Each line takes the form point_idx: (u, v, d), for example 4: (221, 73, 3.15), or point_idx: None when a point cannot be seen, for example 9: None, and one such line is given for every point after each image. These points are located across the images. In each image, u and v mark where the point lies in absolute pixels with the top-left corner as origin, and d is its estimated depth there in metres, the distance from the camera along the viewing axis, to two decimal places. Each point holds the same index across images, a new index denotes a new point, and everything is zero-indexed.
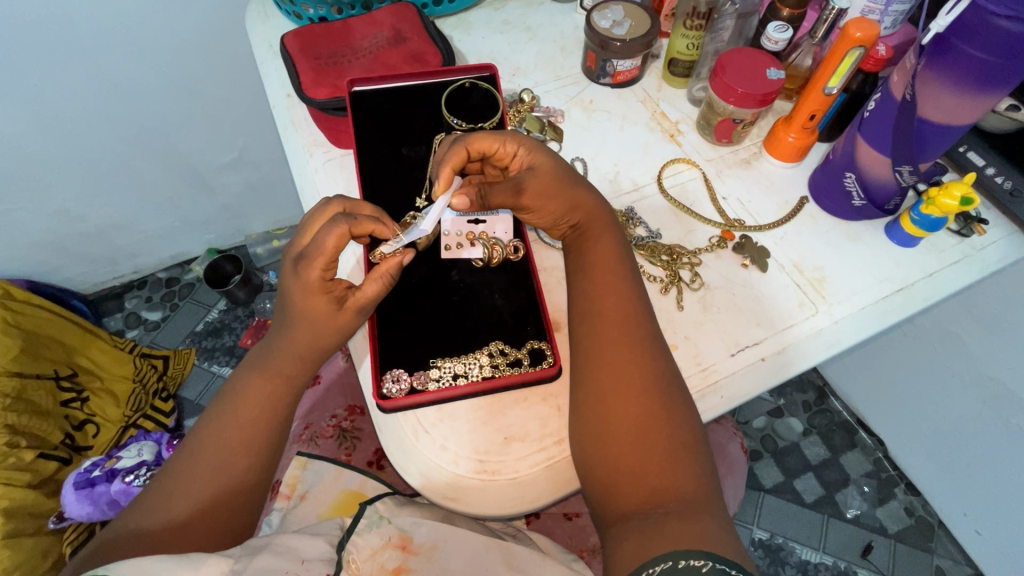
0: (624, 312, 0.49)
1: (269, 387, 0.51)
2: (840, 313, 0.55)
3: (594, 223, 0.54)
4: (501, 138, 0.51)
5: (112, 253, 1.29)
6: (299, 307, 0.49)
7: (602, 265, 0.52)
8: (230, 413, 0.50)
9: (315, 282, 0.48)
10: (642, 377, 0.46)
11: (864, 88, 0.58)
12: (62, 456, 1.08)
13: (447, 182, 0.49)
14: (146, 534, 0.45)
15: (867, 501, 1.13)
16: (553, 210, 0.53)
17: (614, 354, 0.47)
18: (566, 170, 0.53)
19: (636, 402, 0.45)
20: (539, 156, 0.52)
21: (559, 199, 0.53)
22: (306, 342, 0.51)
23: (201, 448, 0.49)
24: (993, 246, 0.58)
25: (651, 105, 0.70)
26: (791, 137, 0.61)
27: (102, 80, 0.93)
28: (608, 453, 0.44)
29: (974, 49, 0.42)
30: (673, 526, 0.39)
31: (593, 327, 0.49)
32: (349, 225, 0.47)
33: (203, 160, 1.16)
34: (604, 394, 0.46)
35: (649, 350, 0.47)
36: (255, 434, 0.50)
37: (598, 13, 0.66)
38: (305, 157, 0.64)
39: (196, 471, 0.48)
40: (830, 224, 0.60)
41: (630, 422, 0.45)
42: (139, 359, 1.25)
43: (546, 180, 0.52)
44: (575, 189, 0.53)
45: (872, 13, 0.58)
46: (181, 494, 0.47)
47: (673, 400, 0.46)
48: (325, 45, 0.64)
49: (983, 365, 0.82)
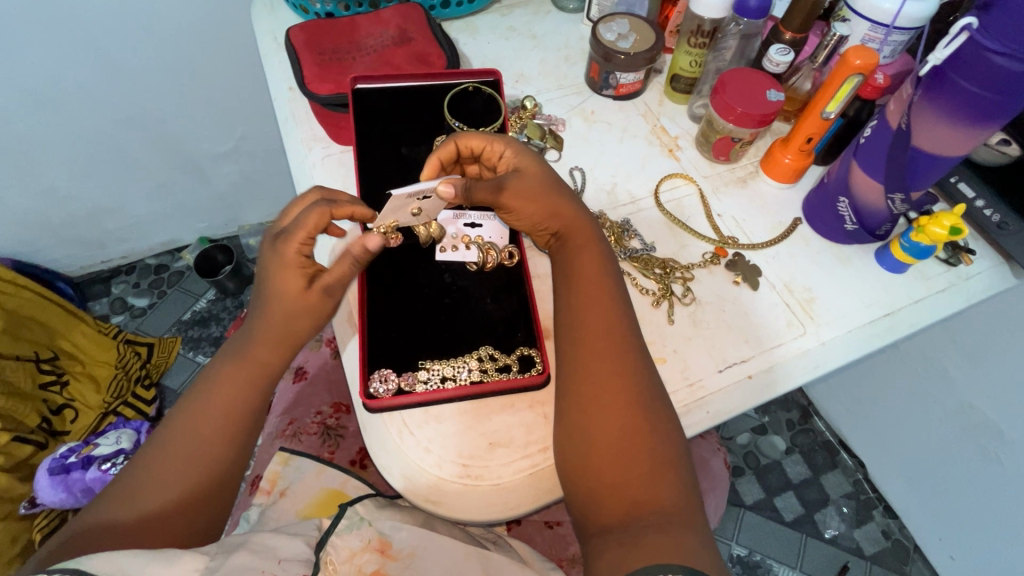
0: (607, 323, 0.49)
1: (243, 376, 0.51)
2: (827, 335, 0.55)
3: (578, 232, 0.54)
4: (490, 138, 0.53)
5: (101, 236, 1.28)
6: (272, 287, 0.50)
7: (589, 275, 0.52)
8: (205, 405, 0.50)
9: (291, 255, 0.49)
10: (623, 389, 0.46)
11: (861, 115, 0.59)
12: (38, 441, 1.07)
13: (433, 170, 0.51)
14: (117, 526, 0.44)
15: (845, 522, 1.14)
16: (534, 213, 0.53)
17: (598, 365, 0.47)
18: (552, 177, 0.54)
19: (617, 414, 0.45)
20: (526, 160, 0.53)
21: (539, 203, 0.53)
22: (283, 334, 0.51)
23: (172, 438, 0.48)
24: (979, 276, 0.59)
25: (652, 119, 0.70)
26: (787, 158, 0.62)
27: (102, 62, 0.93)
28: (590, 464, 0.44)
29: (968, 82, 0.43)
30: (655, 538, 0.39)
31: (579, 337, 0.49)
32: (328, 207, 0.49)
33: (200, 147, 1.15)
34: (587, 406, 0.46)
35: (632, 360, 0.48)
36: (226, 427, 0.49)
37: (603, 25, 0.67)
38: (304, 152, 0.64)
39: (170, 462, 0.47)
40: (821, 246, 0.61)
41: (612, 433, 0.45)
42: (122, 345, 1.23)
43: (529, 183, 0.53)
44: (560, 196, 0.54)
45: (872, 42, 0.60)
46: (155, 487, 0.46)
47: (655, 413, 0.46)
48: (330, 41, 0.64)
49: (963, 393, 0.83)
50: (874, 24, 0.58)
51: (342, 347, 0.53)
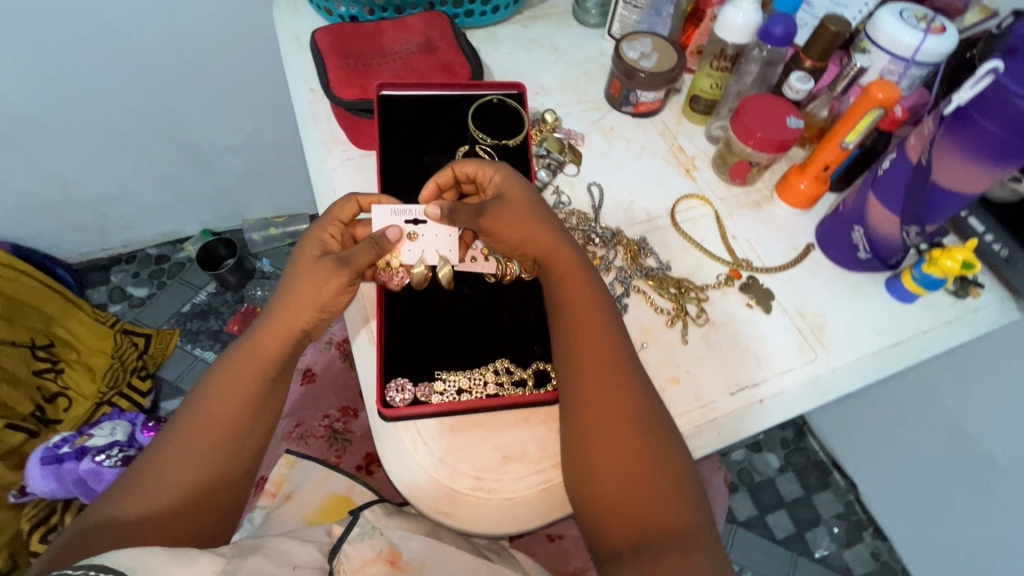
0: (601, 350, 0.48)
1: (244, 375, 0.49)
2: (837, 362, 0.56)
3: (560, 260, 0.51)
4: (481, 165, 0.54)
5: (103, 223, 1.27)
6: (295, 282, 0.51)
7: (579, 304, 0.50)
8: (202, 405, 0.48)
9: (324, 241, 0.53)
10: (621, 416, 0.46)
11: (878, 145, 0.60)
12: (30, 428, 1.06)
13: (430, 194, 0.56)
14: (116, 525, 0.43)
15: (835, 542, 1.15)
16: (513, 239, 0.51)
17: (593, 395, 0.46)
18: (536, 202, 0.52)
19: (620, 440, 0.45)
20: (511, 186, 0.53)
21: (520, 229, 0.51)
22: (284, 325, 0.51)
23: (168, 440, 0.47)
24: (985, 310, 0.60)
25: (670, 137, 0.71)
26: (802, 184, 0.63)
27: (115, 49, 0.92)
28: (595, 490, 0.44)
29: (991, 123, 0.44)
30: (667, 562, 0.40)
31: (574, 366, 0.48)
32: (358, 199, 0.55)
33: (208, 139, 1.15)
34: (588, 433, 0.45)
35: (628, 387, 0.47)
36: (223, 423, 0.48)
37: (626, 43, 0.67)
38: (324, 154, 0.64)
39: (168, 461, 0.46)
40: (833, 273, 0.62)
41: (615, 461, 0.44)
42: (120, 334, 1.21)
43: (512, 211, 0.51)
44: (545, 225, 0.51)
45: (891, 74, 0.61)
46: (153, 486, 0.45)
47: (658, 438, 0.45)
48: (355, 45, 0.64)
49: (958, 420, 0.84)
50: (894, 58, 0.59)
51: (353, 339, 0.54)
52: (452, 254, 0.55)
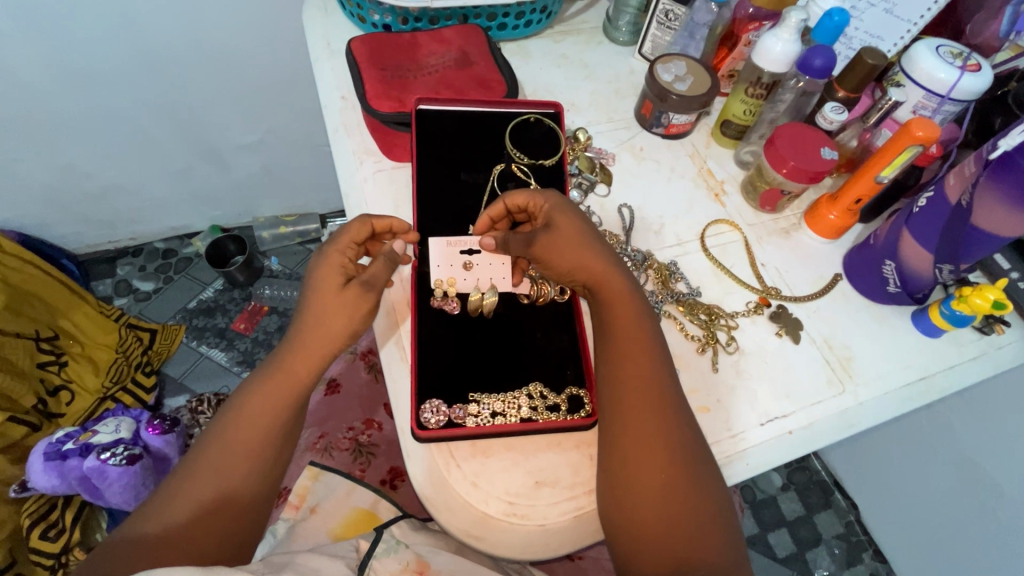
0: (647, 379, 0.48)
1: (278, 389, 0.49)
2: (864, 395, 0.56)
3: (609, 287, 0.51)
4: (534, 195, 0.55)
5: (111, 216, 1.25)
6: (319, 294, 0.50)
7: (624, 332, 0.50)
8: (237, 420, 0.48)
9: (337, 261, 0.51)
10: (660, 447, 0.45)
11: (909, 180, 0.62)
12: (31, 422, 1.03)
13: (484, 225, 0.58)
14: (152, 540, 0.43)
15: (835, 562, 1.15)
16: (564, 267, 0.52)
17: (637, 425, 0.46)
18: (585, 231, 0.52)
19: (660, 473, 0.45)
20: (561, 215, 0.53)
21: (570, 257, 0.51)
22: (313, 342, 0.50)
23: (201, 453, 0.47)
24: (1010, 346, 0.61)
25: (699, 160, 0.71)
26: (832, 215, 0.63)
27: (137, 44, 0.91)
28: (631, 521, 0.44)
29: None
30: None
31: (618, 394, 0.48)
32: (366, 220, 0.54)
33: (224, 136, 1.14)
34: (629, 463, 0.45)
35: (672, 419, 0.46)
36: (254, 440, 0.47)
37: (661, 66, 0.67)
38: (356, 164, 0.63)
39: (203, 476, 0.46)
40: (861, 304, 0.62)
41: (654, 493, 0.44)
42: (124, 329, 1.20)
43: (564, 239, 0.52)
44: (595, 253, 0.51)
45: (925, 109, 0.61)
46: (187, 501, 0.45)
47: (698, 473, 0.45)
48: (392, 56, 0.64)
49: (968, 449, 0.85)
50: (929, 93, 0.59)
51: (383, 357, 0.53)
52: (504, 282, 0.57)
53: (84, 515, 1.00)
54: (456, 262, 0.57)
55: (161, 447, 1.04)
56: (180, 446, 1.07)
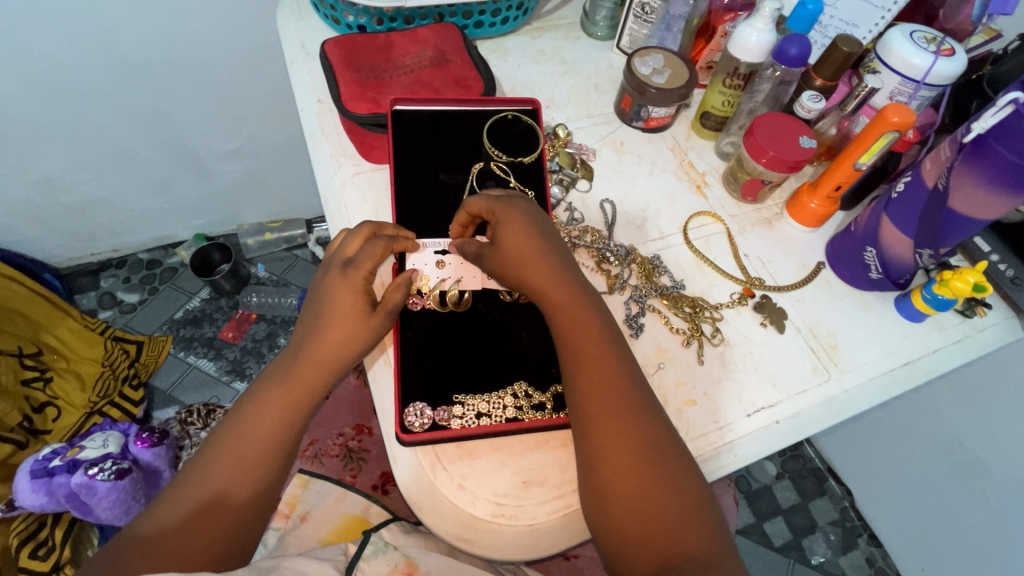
0: (608, 380, 0.48)
1: (282, 399, 0.48)
2: (850, 382, 0.56)
3: (555, 294, 0.51)
4: (488, 208, 0.54)
5: (93, 228, 1.24)
6: (333, 309, 0.50)
7: (579, 335, 0.50)
8: (233, 430, 0.48)
9: (359, 285, 0.50)
10: (635, 445, 0.45)
11: (888, 165, 0.62)
12: (18, 440, 1.02)
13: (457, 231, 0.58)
14: (141, 547, 0.43)
15: (831, 549, 1.16)
16: (510, 282, 0.53)
17: (603, 426, 0.46)
18: (536, 243, 0.52)
19: (636, 470, 0.44)
20: (508, 231, 0.52)
21: (513, 274, 0.52)
22: (315, 354, 0.49)
23: (198, 466, 0.47)
24: (992, 327, 0.61)
25: (680, 153, 0.71)
26: (814, 204, 0.63)
27: (111, 55, 0.90)
28: (611, 518, 0.43)
29: (1010, 150, 0.44)
30: None
31: (579, 397, 0.48)
32: (390, 243, 0.53)
33: (205, 145, 1.12)
34: (602, 462, 0.45)
35: (640, 418, 0.46)
36: (255, 449, 0.47)
37: (638, 59, 0.67)
38: (334, 168, 0.63)
39: (194, 486, 0.45)
40: (844, 292, 0.62)
41: (631, 490, 0.44)
42: (110, 342, 1.19)
43: (509, 247, 0.52)
44: (542, 258, 0.52)
45: (901, 95, 0.61)
46: (180, 506, 0.45)
47: (670, 468, 0.45)
48: (367, 58, 0.63)
49: (956, 432, 0.85)
50: (904, 79, 0.59)
51: (369, 366, 0.52)
52: (474, 280, 0.56)
53: (75, 532, 0.99)
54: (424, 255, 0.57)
55: (151, 461, 1.03)
56: (170, 458, 1.05)
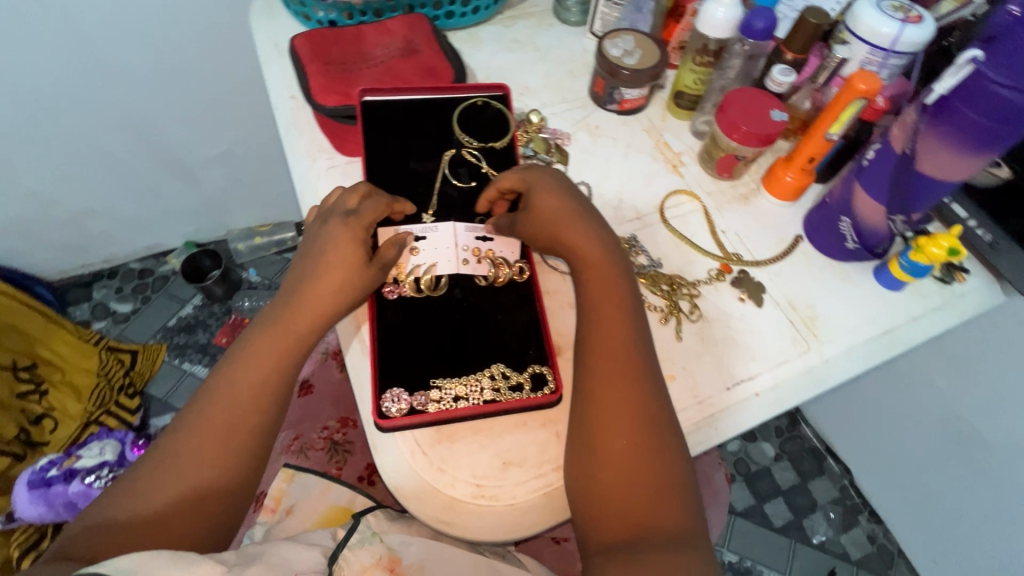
0: (622, 340, 0.49)
1: (264, 367, 0.48)
2: (829, 352, 0.57)
3: (589, 253, 0.52)
4: (519, 176, 0.56)
5: (83, 240, 1.23)
6: (328, 263, 0.50)
7: (602, 295, 0.51)
8: (213, 401, 0.47)
9: (359, 234, 0.51)
10: (633, 410, 0.46)
11: (861, 136, 0.61)
12: (15, 452, 1.03)
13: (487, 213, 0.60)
14: (122, 526, 0.41)
15: (832, 527, 1.16)
16: (543, 244, 0.55)
17: (612, 386, 0.47)
18: (569, 204, 0.54)
19: (629, 435, 0.45)
20: (542, 195, 0.54)
21: (547, 234, 0.54)
22: (295, 325, 0.49)
23: (177, 440, 0.45)
24: (973, 293, 0.61)
25: (655, 134, 0.71)
26: (789, 176, 0.63)
27: (90, 65, 0.90)
28: (594, 486, 0.44)
29: (975, 111, 0.45)
30: (652, 557, 0.39)
31: (591, 358, 0.49)
32: (391, 203, 0.55)
33: (190, 152, 1.12)
34: (597, 428, 0.45)
35: (643, 376, 0.47)
36: (238, 424, 0.46)
37: (609, 41, 0.67)
38: (308, 163, 0.63)
39: (176, 460, 0.44)
40: (823, 264, 0.62)
41: (620, 453, 0.44)
42: (105, 352, 1.18)
43: (544, 210, 0.54)
44: (579, 221, 0.53)
45: (872, 64, 0.60)
46: (162, 482, 0.43)
47: (665, 436, 0.45)
48: (337, 50, 0.64)
49: (951, 404, 0.85)
50: (873, 48, 0.59)
51: (347, 350, 0.53)
52: (449, 265, 0.56)
53: None
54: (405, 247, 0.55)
55: None
56: None
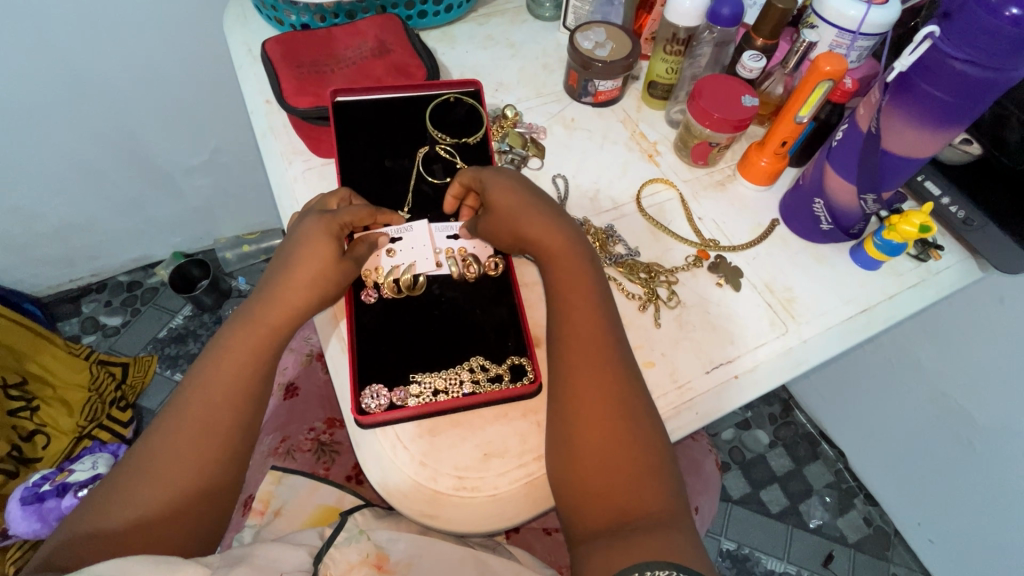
0: (592, 329, 0.49)
1: (239, 368, 0.48)
2: (808, 333, 0.57)
3: (548, 241, 0.53)
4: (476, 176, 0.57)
5: (69, 254, 1.23)
6: (303, 260, 0.50)
7: (568, 283, 0.52)
8: (189, 405, 0.46)
9: (334, 231, 0.51)
10: (608, 397, 0.46)
11: (832, 118, 0.61)
12: (8, 469, 1.02)
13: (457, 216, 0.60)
14: (110, 534, 0.41)
15: (828, 511, 1.16)
16: (505, 239, 0.55)
17: (582, 375, 0.47)
18: (527, 196, 0.54)
19: (604, 421, 0.45)
20: (497, 190, 0.54)
21: (506, 229, 0.54)
22: (269, 324, 0.50)
23: (155, 446, 0.45)
24: (948, 270, 0.62)
25: (631, 125, 0.71)
26: (763, 161, 0.64)
27: (68, 78, 0.89)
28: (574, 476, 0.44)
29: (935, 88, 0.46)
30: (636, 541, 0.39)
31: (563, 349, 0.49)
32: (374, 211, 0.56)
33: (173, 162, 1.12)
34: (574, 415, 0.46)
35: (615, 363, 0.48)
36: (218, 426, 0.46)
37: (580, 34, 0.67)
38: (284, 165, 0.63)
39: (154, 465, 0.44)
40: (799, 246, 0.63)
41: (597, 440, 0.45)
42: (95, 366, 1.18)
43: (499, 203, 0.54)
44: (534, 209, 0.53)
45: (839, 48, 0.61)
46: (147, 488, 0.43)
47: (638, 420, 0.45)
48: (308, 53, 0.64)
49: (936, 382, 0.86)
50: (841, 31, 0.59)
51: (326, 349, 0.54)
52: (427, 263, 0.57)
53: None
54: (377, 248, 0.56)
55: None
56: None
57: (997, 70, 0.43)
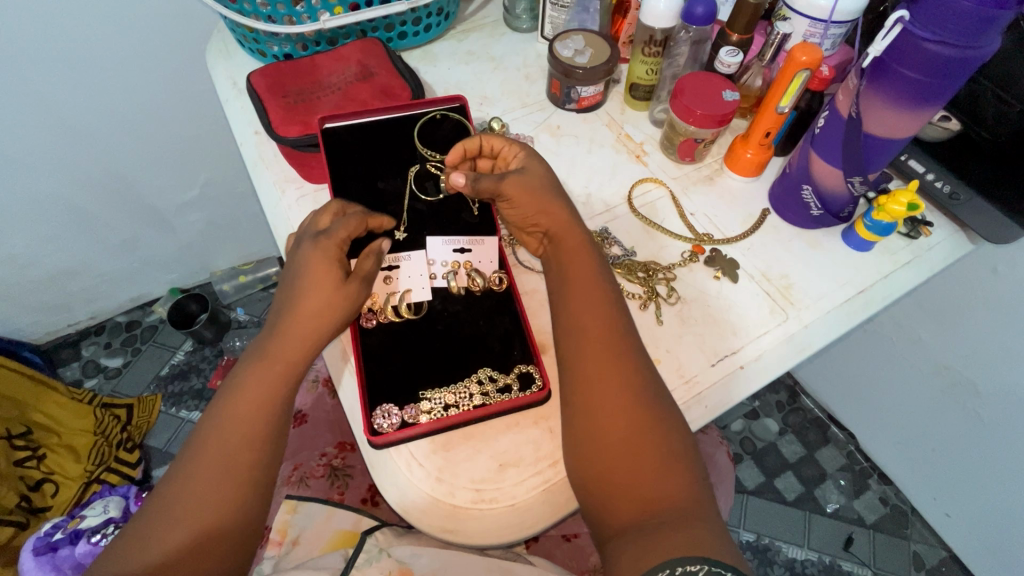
0: (603, 328, 0.49)
1: (254, 403, 0.48)
2: (808, 318, 0.58)
3: (569, 237, 0.54)
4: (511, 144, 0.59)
5: (66, 299, 1.22)
6: (307, 286, 0.50)
7: (578, 281, 0.52)
8: (207, 443, 0.47)
9: (333, 252, 0.52)
10: (627, 391, 0.46)
11: (813, 105, 0.63)
12: (18, 521, 1.01)
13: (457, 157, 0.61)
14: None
15: (844, 494, 1.16)
16: (528, 208, 0.55)
17: (599, 372, 0.47)
18: (554, 185, 0.56)
19: (624, 417, 0.45)
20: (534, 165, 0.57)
21: (535, 198, 0.54)
22: (279, 354, 0.50)
23: (176, 487, 0.45)
24: (939, 246, 0.63)
25: (616, 127, 0.72)
26: (749, 153, 0.65)
27: (55, 124, 0.90)
28: (598, 474, 0.44)
29: (910, 71, 0.47)
30: (665, 536, 0.39)
31: (569, 354, 0.49)
32: (363, 217, 0.56)
33: (164, 199, 1.13)
34: (594, 414, 0.46)
35: (627, 358, 0.48)
36: (236, 460, 0.46)
37: (559, 43, 0.68)
38: (278, 194, 0.63)
39: (177, 505, 0.44)
40: (792, 233, 0.63)
41: (618, 436, 0.45)
42: (100, 410, 1.16)
43: (536, 175, 0.56)
44: (558, 198, 0.55)
45: (813, 37, 0.62)
46: (171, 528, 0.43)
47: (657, 411, 0.46)
48: (293, 83, 0.65)
49: (937, 355, 0.87)
50: (813, 21, 0.60)
51: (337, 383, 0.53)
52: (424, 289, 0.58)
53: None
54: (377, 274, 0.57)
55: None
56: None
57: (968, 48, 0.44)
